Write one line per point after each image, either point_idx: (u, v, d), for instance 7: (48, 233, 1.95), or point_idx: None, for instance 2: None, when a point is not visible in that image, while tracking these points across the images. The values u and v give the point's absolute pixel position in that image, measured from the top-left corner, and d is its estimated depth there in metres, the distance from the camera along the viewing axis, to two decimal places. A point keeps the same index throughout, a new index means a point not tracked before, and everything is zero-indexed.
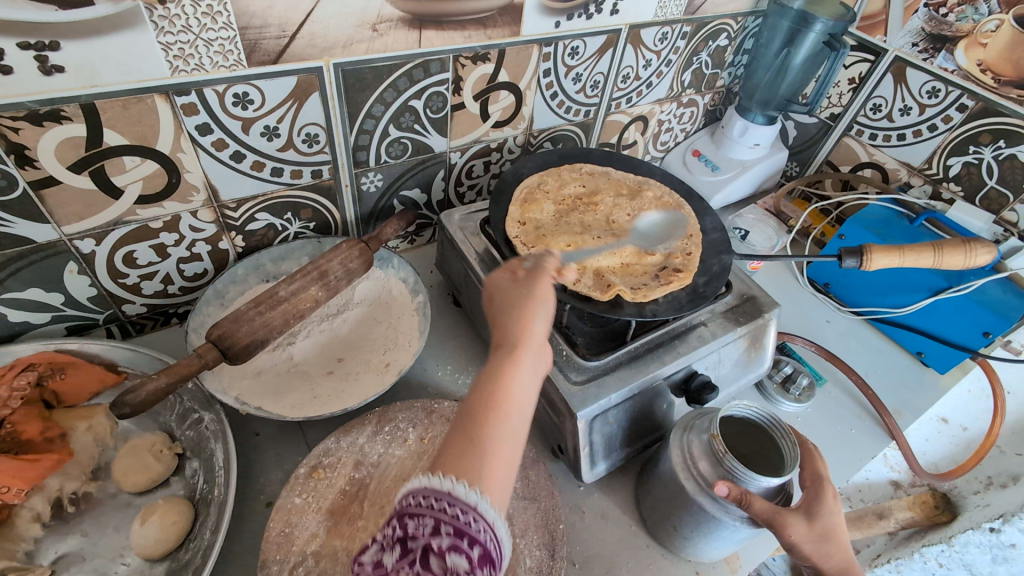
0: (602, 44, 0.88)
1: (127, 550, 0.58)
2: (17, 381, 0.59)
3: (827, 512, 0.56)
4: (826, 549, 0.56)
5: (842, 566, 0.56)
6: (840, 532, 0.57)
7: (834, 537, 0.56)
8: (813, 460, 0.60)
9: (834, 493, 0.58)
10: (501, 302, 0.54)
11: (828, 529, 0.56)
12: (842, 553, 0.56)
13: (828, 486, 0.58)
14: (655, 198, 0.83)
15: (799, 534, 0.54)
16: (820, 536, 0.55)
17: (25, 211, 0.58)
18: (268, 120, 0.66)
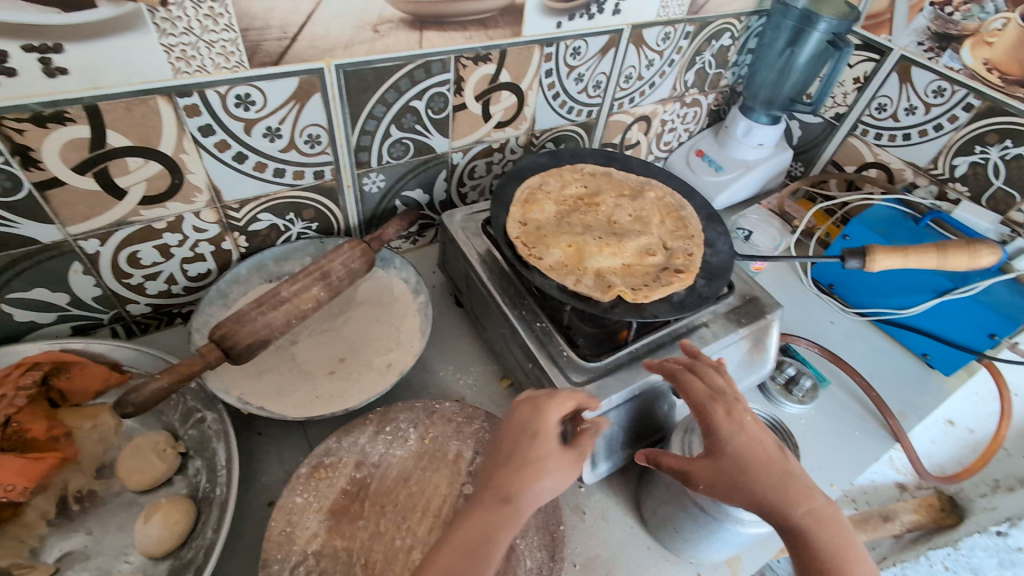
0: (604, 45, 0.88)
1: (130, 548, 0.59)
2: (23, 380, 0.60)
3: (727, 439, 0.54)
4: (744, 484, 0.52)
5: (774, 496, 0.51)
6: (756, 451, 0.54)
7: (745, 464, 0.53)
8: (686, 389, 0.60)
9: (728, 412, 0.57)
10: (529, 446, 0.53)
11: (738, 461, 0.53)
12: (768, 481, 0.52)
13: (713, 407, 0.57)
14: (656, 199, 0.83)
15: (706, 475, 0.54)
16: (729, 473, 0.53)
17: (29, 212, 0.58)
18: (270, 122, 0.66)
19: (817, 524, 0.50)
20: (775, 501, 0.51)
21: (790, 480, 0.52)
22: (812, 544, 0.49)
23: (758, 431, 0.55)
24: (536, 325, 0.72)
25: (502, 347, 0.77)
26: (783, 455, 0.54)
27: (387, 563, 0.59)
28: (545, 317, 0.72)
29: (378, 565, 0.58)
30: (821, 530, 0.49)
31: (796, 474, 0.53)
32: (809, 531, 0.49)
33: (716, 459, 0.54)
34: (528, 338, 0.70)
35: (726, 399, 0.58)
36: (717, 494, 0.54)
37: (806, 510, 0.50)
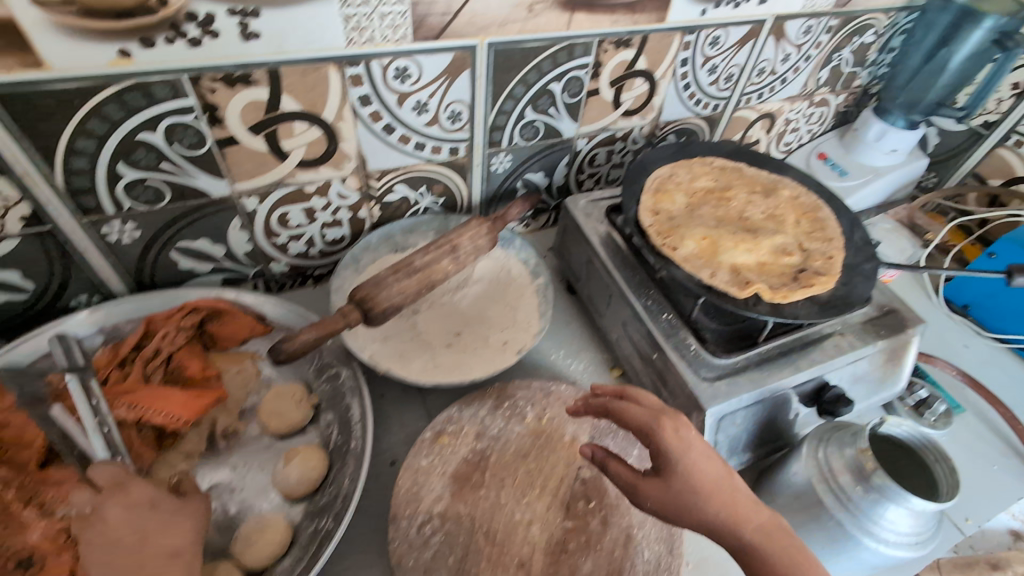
0: (744, 35, 0.85)
1: (270, 487, 0.63)
2: (183, 322, 0.66)
3: (675, 461, 0.51)
4: (693, 505, 0.50)
5: (726, 515, 0.49)
6: (707, 471, 0.51)
7: (695, 485, 0.50)
8: (627, 411, 0.56)
9: (673, 431, 0.53)
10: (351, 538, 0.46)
11: (692, 485, 0.50)
12: (718, 503, 0.50)
13: (659, 429, 0.53)
14: (790, 198, 0.80)
15: (655, 495, 0.51)
16: (680, 495, 0.50)
17: (207, 167, 0.62)
18: (421, 96, 0.68)
19: (771, 541, 0.48)
20: (726, 520, 0.49)
21: (738, 499, 0.50)
22: (769, 562, 0.47)
23: (704, 448, 0.52)
24: (662, 317, 0.70)
25: (619, 335, 0.77)
26: (728, 470, 0.52)
27: (508, 534, 0.60)
28: (671, 310, 0.71)
29: (499, 534, 0.60)
30: (770, 546, 0.48)
31: (741, 488, 0.51)
32: (763, 547, 0.48)
33: (667, 482, 0.51)
34: (653, 329, 0.69)
35: (669, 416, 0.54)
36: (668, 516, 0.51)
37: (757, 526, 0.49)
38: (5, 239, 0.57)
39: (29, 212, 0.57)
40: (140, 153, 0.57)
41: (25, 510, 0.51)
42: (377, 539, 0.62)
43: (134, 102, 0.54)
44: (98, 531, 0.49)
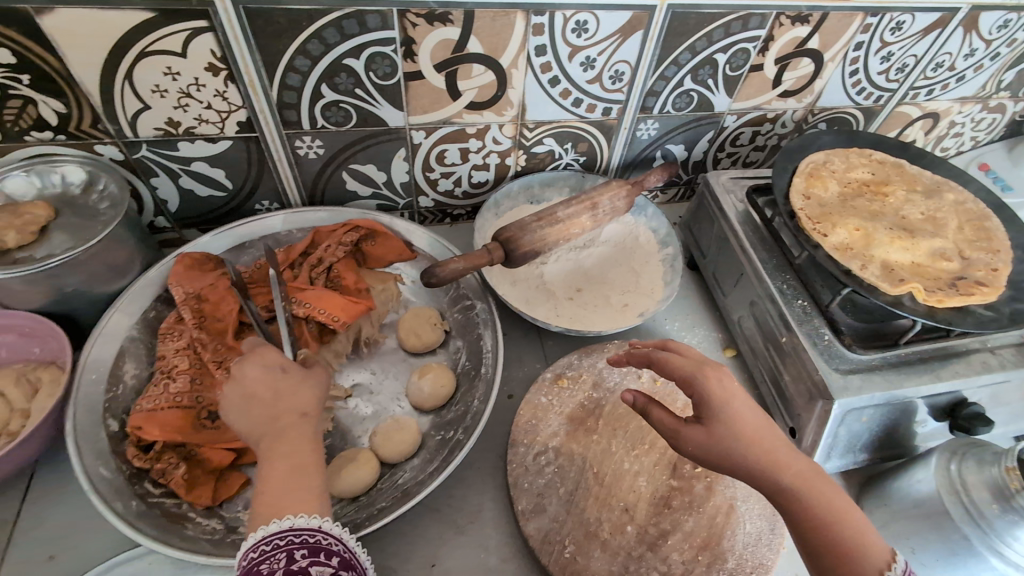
0: (931, 24, 0.79)
1: (403, 396, 0.70)
2: (344, 237, 0.73)
3: (717, 408, 0.48)
4: (734, 452, 0.47)
5: (767, 463, 0.46)
6: (752, 422, 0.48)
7: (737, 432, 0.47)
8: (667, 360, 0.52)
9: (716, 380, 0.50)
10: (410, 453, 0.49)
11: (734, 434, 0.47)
12: (758, 451, 0.47)
13: (702, 378, 0.50)
14: (955, 202, 0.75)
15: (696, 441, 0.49)
16: (724, 443, 0.47)
17: (391, 97, 0.67)
18: (591, 51, 0.69)
19: (815, 490, 0.46)
20: (766, 469, 0.46)
21: (778, 448, 0.47)
22: (811, 510, 0.45)
23: (746, 398, 0.49)
24: (796, 303, 0.69)
25: (743, 314, 0.77)
26: (772, 423, 0.49)
27: (615, 479, 0.64)
28: (806, 297, 0.70)
29: (607, 478, 0.64)
30: (811, 494, 0.45)
31: (784, 440, 0.49)
32: (805, 495, 0.45)
33: (710, 427, 0.48)
34: (785, 312, 0.68)
35: (713, 366, 0.51)
36: (709, 461, 0.49)
37: (801, 475, 0.46)
38: (221, 140, 0.66)
39: (243, 119, 0.65)
40: (341, 77, 0.64)
41: (219, 371, 0.61)
42: (492, 458, 0.67)
43: (349, 29, 0.59)
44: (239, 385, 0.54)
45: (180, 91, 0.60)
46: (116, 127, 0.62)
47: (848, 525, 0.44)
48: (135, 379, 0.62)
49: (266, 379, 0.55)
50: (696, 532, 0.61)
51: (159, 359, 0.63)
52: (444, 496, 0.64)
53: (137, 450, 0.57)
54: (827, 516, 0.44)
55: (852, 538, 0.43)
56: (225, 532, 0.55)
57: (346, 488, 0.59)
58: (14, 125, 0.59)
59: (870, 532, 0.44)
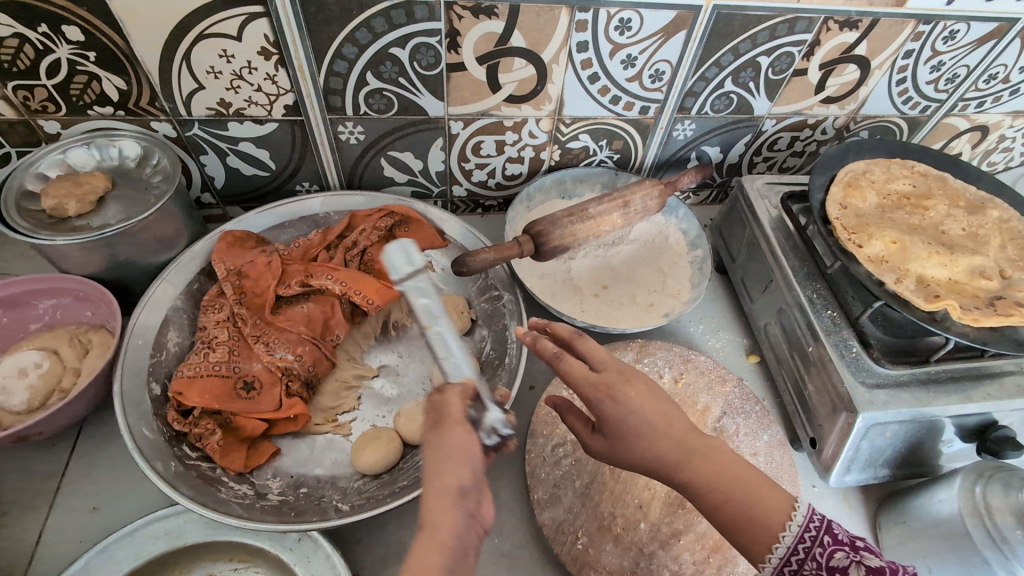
0: (987, 34, 0.76)
1: (427, 380, 0.71)
2: (379, 222, 0.74)
3: (615, 426, 0.50)
4: (633, 460, 0.50)
5: (669, 459, 0.48)
6: (649, 429, 0.49)
7: (632, 444, 0.49)
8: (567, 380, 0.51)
9: (609, 397, 0.49)
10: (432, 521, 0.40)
11: (631, 446, 0.49)
12: (656, 454, 0.49)
13: (596, 399, 0.50)
14: (999, 220, 0.73)
15: (603, 450, 0.52)
16: (623, 453, 0.50)
17: (433, 87, 0.69)
18: (633, 50, 0.70)
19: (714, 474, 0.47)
20: (666, 470, 0.49)
21: (678, 446, 0.48)
22: (711, 494, 0.47)
23: (643, 405, 0.49)
24: (825, 313, 0.69)
25: (770, 321, 0.76)
26: (671, 420, 0.49)
27: (631, 476, 0.65)
28: (836, 307, 0.69)
29: (624, 474, 0.65)
30: (709, 486, 0.47)
31: (683, 427, 0.50)
32: (706, 482, 0.48)
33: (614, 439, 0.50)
34: (814, 322, 0.68)
35: (610, 379, 0.50)
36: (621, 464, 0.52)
37: (700, 467, 0.48)
38: (268, 122, 0.69)
39: (290, 102, 0.67)
40: (386, 66, 0.65)
41: (256, 346, 0.64)
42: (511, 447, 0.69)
43: (397, 18, 0.61)
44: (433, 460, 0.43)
45: (233, 73, 0.63)
46: (171, 105, 0.65)
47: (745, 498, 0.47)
48: (178, 346, 0.66)
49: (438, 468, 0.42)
50: (708, 534, 0.61)
51: (200, 329, 0.66)
52: None
53: (177, 415, 0.60)
54: (728, 505, 0.47)
55: (748, 509, 0.46)
56: (255, 498, 0.58)
57: (369, 465, 0.61)
58: (79, 99, 0.63)
59: (769, 500, 0.46)
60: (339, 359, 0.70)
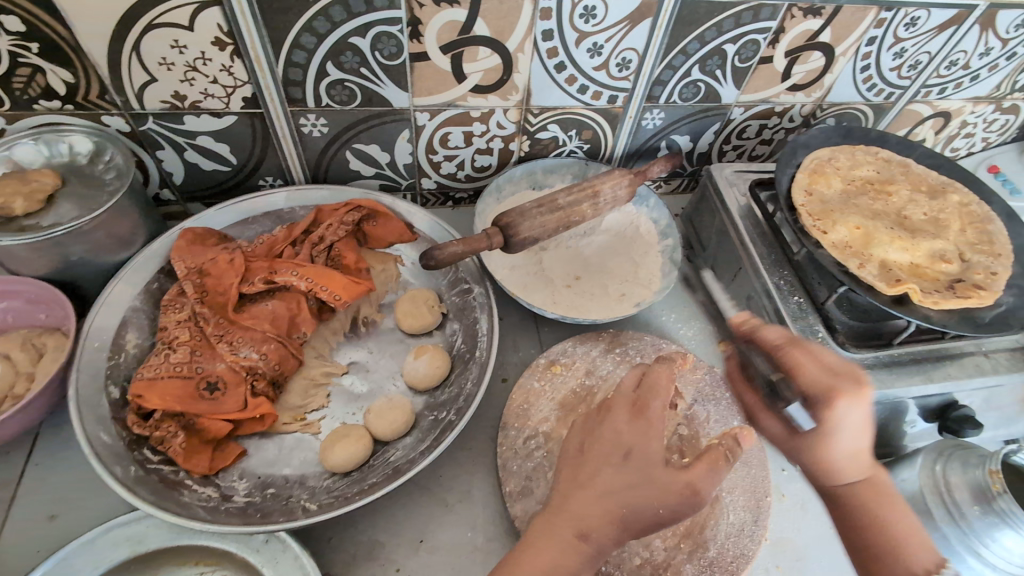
0: (947, 20, 0.77)
1: (399, 375, 0.70)
2: (345, 217, 0.73)
3: (824, 433, 0.51)
4: (800, 456, 0.53)
5: (844, 471, 0.52)
6: (854, 445, 0.51)
7: (819, 451, 0.52)
8: (800, 378, 0.52)
9: (841, 409, 0.50)
10: (578, 491, 0.48)
11: (814, 449, 0.52)
12: (833, 462, 0.52)
13: (824, 405, 0.50)
14: (959, 204, 0.74)
15: (776, 432, 0.56)
16: (798, 447, 0.53)
17: (396, 78, 0.67)
18: (599, 37, 0.69)
19: (877, 505, 0.51)
20: (828, 475, 0.53)
21: (858, 468, 0.52)
22: (864, 513, 0.51)
23: (862, 431, 0.50)
24: (791, 299, 0.70)
25: (740, 310, 0.77)
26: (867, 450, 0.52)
27: None
28: (803, 293, 0.70)
29: None
30: (865, 505, 0.52)
31: (867, 453, 0.52)
32: (865, 503, 0.52)
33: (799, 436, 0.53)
34: (781, 308, 0.69)
35: (849, 393, 0.50)
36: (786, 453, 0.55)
37: (863, 489, 0.52)
38: (226, 115, 0.67)
39: (249, 95, 0.65)
40: (346, 56, 0.64)
41: (220, 345, 0.62)
42: (484, 440, 0.68)
43: (355, 7, 0.59)
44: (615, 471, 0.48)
45: (187, 65, 0.61)
46: (123, 99, 0.62)
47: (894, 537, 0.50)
48: (137, 348, 0.64)
49: (620, 474, 0.47)
50: (680, 521, 0.62)
51: (160, 330, 0.64)
52: (435, 475, 0.65)
53: (136, 418, 0.58)
54: (869, 528, 0.51)
55: (890, 548, 0.50)
56: (221, 501, 0.57)
57: (339, 462, 0.61)
58: (23, 93, 0.60)
59: (919, 551, 0.50)
60: (306, 357, 0.68)
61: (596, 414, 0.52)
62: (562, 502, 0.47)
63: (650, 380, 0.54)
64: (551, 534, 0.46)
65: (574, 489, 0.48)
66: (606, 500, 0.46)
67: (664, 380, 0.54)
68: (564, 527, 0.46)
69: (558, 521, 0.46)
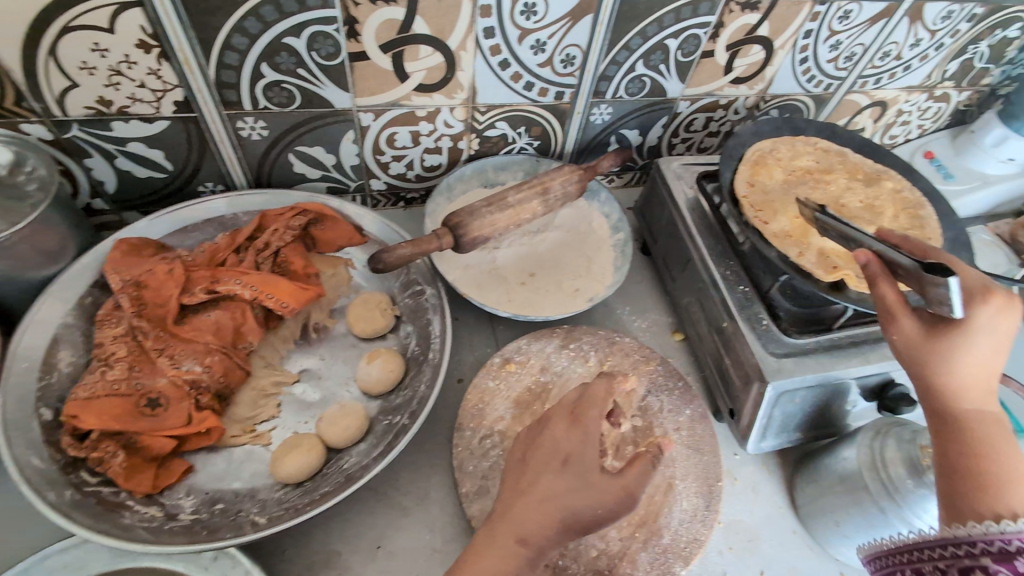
0: (878, 13, 0.80)
1: (352, 381, 0.69)
2: (292, 221, 0.71)
3: (973, 334, 0.46)
4: (935, 366, 0.47)
5: (966, 387, 0.47)
6: (995, 353, 0.46)
7: (961, 355, 0.46)
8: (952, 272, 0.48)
9: (993, 308, 0.46)
10: (521, 497, 0.49)
11: (957, 354, 0.46)
12: (956, 375, 0.47)
13: (983, 303, 0.46)
14: (892, 191, 0.77)
15: (907, 336, 0.49)
16: (937, 352, 0.47)
17: (336, 78, 0.66)
18: (541, 34, 0.69)
19: (990, 434, 0.45)
20: (955, 391, 0.47)
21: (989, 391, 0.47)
22: (977, 437, 0.46)
23: (1003, 346, 0.46)
24: (737, 288, 0.71)
25: (690, 301, 0.78)
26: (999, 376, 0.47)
27: None
28: (749, 283, 0.72)
29: None
30: (983, 431, 0.46)
31: (995, 379, 0.47)
32: (980, 431, 0.46)
33: (934, 336, 0.47)
34: (727, 298, 0.71)
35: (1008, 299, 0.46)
36: (906, 358, 0.49)
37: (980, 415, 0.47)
38: (158, 120, 0.64)
39: (181, 98, 0.63)
40: (282, 57, 0.62)
41: (159, 359, 0.61)
42: (440, 441, 0.68)
43: (287, 6, 0.58)
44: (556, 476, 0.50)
45: (111, 69, 0.58)
46: (43, 106, 0.59)
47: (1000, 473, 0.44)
48: (71, 366, 0.61)
49: (560, 480, 0.49)
50: (634, 511, 0.63)
51: (95, 346, 0.62)
52: (391, 479, 0.65)
53: (71, 439, 0.56)
54: (990, 455, 0.45)
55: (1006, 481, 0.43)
56: (165, 520, 0.55)
57: (290, 473, 0.60)
58: None
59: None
60: (253, 367, 0.67)
61: (535, 426, 0.55)
62: (507, 508, 0.49)
63: (590, 391, 0.55)
64: (495, 539, 0.47)
65: (516, 494, 0.50)
66: (547, 503, 0.48)
67: (603, 392, 0.55)
68: (509, 532, 0.47)
69: (505, 528, 0.48)
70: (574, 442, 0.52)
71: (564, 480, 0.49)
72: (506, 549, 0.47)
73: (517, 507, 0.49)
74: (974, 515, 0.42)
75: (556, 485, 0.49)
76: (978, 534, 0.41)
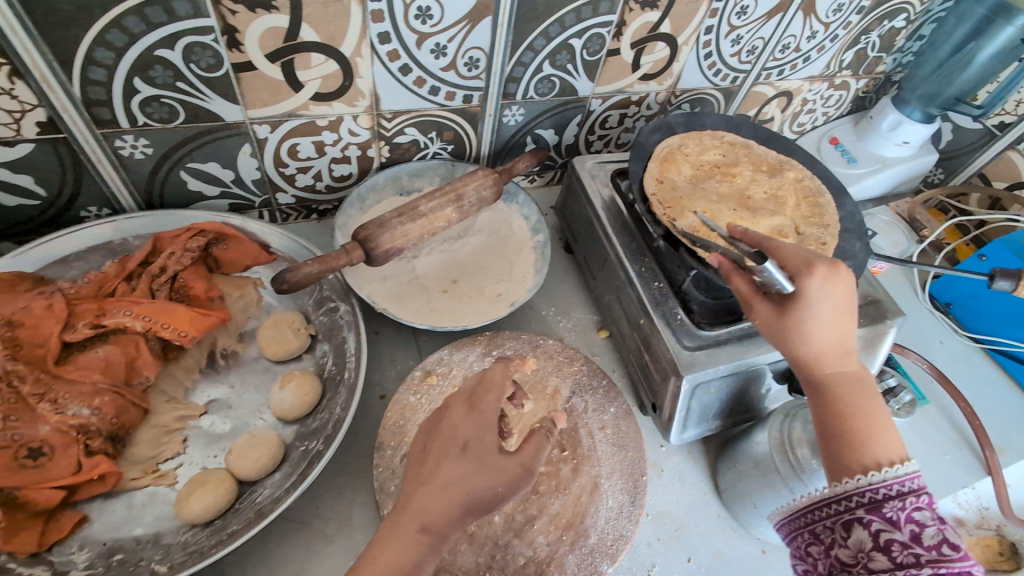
0: (773, 8, 0.83)
1: (265, 408, 0.66)
2: (190, 243, 0.67)
3: (809, 304, 0.50)
4: (789, 339, 0.52)
5: (820, 353, 0.51)
6: (833, 318, 0.50)
7: (805, 325, 0.51)
8: (781, 253, 0.53)
9: (817, 276, 0.50)
10: (420, 488, 0.47)
11: (801, 325, 0.51)
12: (809, 344, 0.51)
13: (809, 273, 0.50)
14: (795, 180, 0.80)
15: (763, 319, 0.53)
16: (786, 327, 0.52)
17: (221, 89, 0.62)
18: (440, 38, 0.67)
19: (851, 394, 0.49)
20: (811, 360, 0.51)
21: (844, 354, 0.51)
22: (839, 398, 0.49)
23: (841, 309, 0.50)
24: (653, 285, 0.73)
25: (610, 298, 0.79)
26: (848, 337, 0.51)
27: None
28: (663, 278, 0.73)
29: None
30: (845, 391, 0.50)
31: (848, 341, 0.51)
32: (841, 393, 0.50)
33: (782, 313, 0.52)
34: (643, 296, 0.72)
35: (829, 265, 0.51)
36: (771, 338, 0.54)
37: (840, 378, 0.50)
38: (20, 143, 0.59)
39: (44, 118, 0.58)
40: (156, 70, 0.58)
41: (40, 405, 0.55)
42: (362, 462, 0.66)
43: (155, 17, 0.54)
44: (456, 463, 0.48)
45: None
46: None
47: (865, 429, 0.48)
48: None
49: (458, 468, 0.47)
50: (560, 514, 0.64)
51: None
52: (310, 507, 0.63)
53: None
54: (849, 414, 0.48)
55: (866, 436, 0.47)
56: None
57: (196, 512, 0.56)
58: None
59: (884, 451, 0.46)
60: (153, 403, 0.63)
61: (434, 412, 0.52)
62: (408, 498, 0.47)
63: (487, 373, 0.53)
64: (396, 532, 0.45)
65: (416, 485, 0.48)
66: (445, 493, 0.47)
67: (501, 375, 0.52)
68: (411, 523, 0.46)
69: (407, 518, 0.46)
70: (474, 426, 0.49)
71: (466, 464, 0.48)
72: (409, 544, 0.45)
73: (418, 499, 0.47)
74: (847, 474, 0.46)
75: (454, 473, 0.47)
76: (855, 490, 0.45)
